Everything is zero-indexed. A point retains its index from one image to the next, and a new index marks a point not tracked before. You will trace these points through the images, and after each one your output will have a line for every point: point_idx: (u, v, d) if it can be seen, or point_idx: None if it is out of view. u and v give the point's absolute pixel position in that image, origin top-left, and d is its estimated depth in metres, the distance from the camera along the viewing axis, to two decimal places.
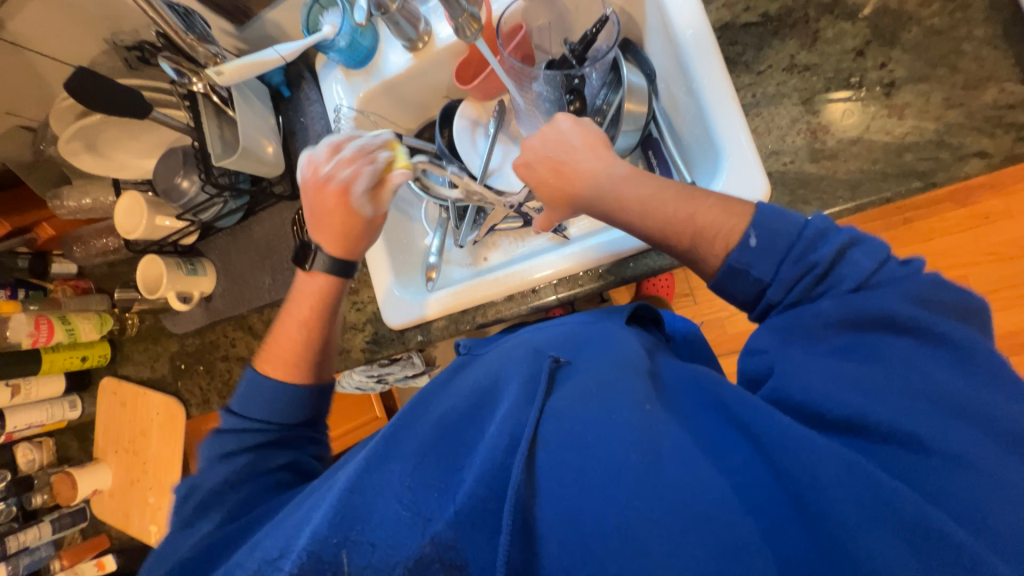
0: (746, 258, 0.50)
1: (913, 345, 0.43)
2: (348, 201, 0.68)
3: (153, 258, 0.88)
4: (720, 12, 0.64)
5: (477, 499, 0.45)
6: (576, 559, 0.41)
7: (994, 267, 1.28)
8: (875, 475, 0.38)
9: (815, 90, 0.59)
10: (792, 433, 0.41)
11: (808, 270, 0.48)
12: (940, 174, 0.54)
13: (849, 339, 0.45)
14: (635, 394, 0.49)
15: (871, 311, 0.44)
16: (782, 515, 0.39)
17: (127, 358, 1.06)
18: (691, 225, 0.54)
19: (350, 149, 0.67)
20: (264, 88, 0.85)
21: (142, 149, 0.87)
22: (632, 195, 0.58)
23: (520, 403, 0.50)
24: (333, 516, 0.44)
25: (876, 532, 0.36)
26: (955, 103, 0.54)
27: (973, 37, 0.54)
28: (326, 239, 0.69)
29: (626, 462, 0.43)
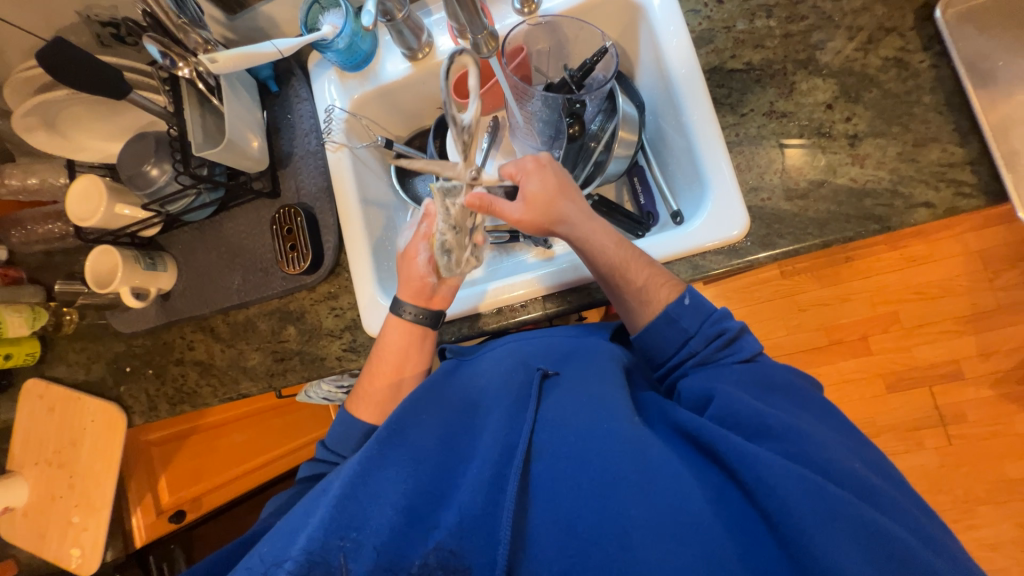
0: (678, 312, 0.63)
1: (806, 407, 0.56)
2: (416, 263, 0.70)
3: (107, 249, 0.80)
4: (709, 56, 0.69)
5: (474, 508, 0.49)
6: (565, 560, 0.46)
7: (921, 305, 1.42)
8: (827, 487, 0.45)
9: (790, 135, 0.65)
10: (750, 451, 0.47)
11: (720, 333, 0.62)
12: (895, 219, 0.61)
13: (757, 381, 0.57)
14: (620, 409, 0.54)
15: (770, 378, 0.58)
16: (748, 523, 0.46)
17: (60, 358, 0.95)
18: (644, 276, 0.64)
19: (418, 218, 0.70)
20: (253, 82, 0.81)
21: (107, 131, 0.81)
22: (597, 245, 0.66)
23: (513, 418, 0.56)
24: (331, 520, 0.47)
25: (834, 537, 0.42)
26: (908, 157, 0.61)
27: (922, 102, 0.62)
28: (406, 296, 0.72)
29: (618, 475, 0.48)
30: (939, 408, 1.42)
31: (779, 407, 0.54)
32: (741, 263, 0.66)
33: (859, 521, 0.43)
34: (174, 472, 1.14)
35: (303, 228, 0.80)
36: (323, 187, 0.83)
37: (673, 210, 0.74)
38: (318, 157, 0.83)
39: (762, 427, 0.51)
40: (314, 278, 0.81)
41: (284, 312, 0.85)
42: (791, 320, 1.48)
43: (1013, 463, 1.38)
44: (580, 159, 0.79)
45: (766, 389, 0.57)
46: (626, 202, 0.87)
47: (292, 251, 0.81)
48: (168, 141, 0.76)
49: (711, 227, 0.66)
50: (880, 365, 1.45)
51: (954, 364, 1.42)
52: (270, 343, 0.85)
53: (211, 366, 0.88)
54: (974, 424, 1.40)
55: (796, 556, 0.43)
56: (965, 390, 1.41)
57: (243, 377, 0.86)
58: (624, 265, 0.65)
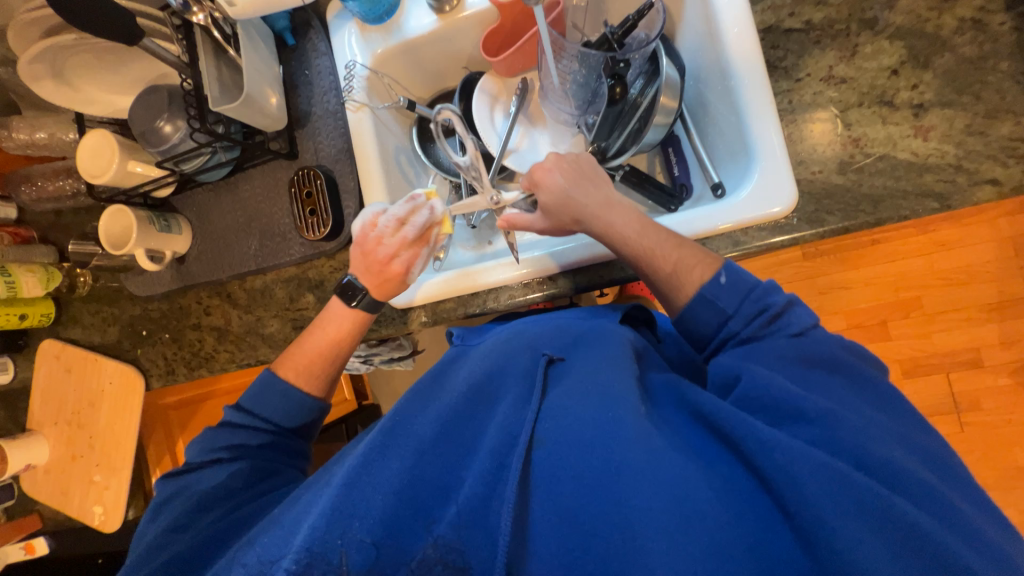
0: (715, 292, 0.58)
1: (848, 385, 0.51)
2: (389, 255, 0.68)
3: (120, 209, 0.78)
4: (765, 14, 0.64)
5: (476, 499, 0.48)
6: (568, 551, 0.44)
7: (945, 291, 1.39)
8: (852, 475, 0.42)
9: (849, 103, 0.61)
10: (773, 439, 0.44)
11: (762, 310, 0.56)
12: (956, 197, 0.57)
13: (795, 367, 0.52)
14: (629, 396, 0.52)
15: (823, 356, 0.53)
16: (763, 514, 0.43)
17: (75, 320, 0.94)
18: (672, 262, 0.61)
19: (413, 232, 0.67)
20: (269, 34, 0.76)
21: (117, 83, 0.77)
22: (617, 234, 0.64)
23: (518, 406, 0.54)
24: (332, 511, 0.46)
25: (860, 537, 0.39)
26: (976, 130, 0.57)
27: (998, 69, 0.57)
28: (360, 273, 0.69)
29: (619, 462, 0.46)
30: (954, 395, 1.41)
31: (832, 398, 0.49)
32: (786, 239, 0.62)
33: (883, 505, 0.41)
34: (192, 436, 1.14)
35: (324, 192, 0.77)
36: (343, 149, 0.79)
37: (713, 181, 0.70)
38: (337, 117, 0.79)
39: (808, 411, 0.47)
40: (334, 244, 0.78)
41: (304, 280, 0.83)
42: (809, 303, 1.45)
43: None
44: (617, 126, 0.75)
45: (807, 371, 0.52)
46: (658, 173, 0.83)
47: (310, 215, 0.78)
48: (182, 95, 0.72)
49: (757, 200, 0.62)
50: (897, 350, 1.42)
51: (974, 351, 1.39)
52: (288, 310, 0.84)
53: (229, 332, 0.87)
54: (988, 412, 1.39)
55: (818, 553, 0.40)
56: (983, 378, 1.39)
57: (261, 343, 0.85)
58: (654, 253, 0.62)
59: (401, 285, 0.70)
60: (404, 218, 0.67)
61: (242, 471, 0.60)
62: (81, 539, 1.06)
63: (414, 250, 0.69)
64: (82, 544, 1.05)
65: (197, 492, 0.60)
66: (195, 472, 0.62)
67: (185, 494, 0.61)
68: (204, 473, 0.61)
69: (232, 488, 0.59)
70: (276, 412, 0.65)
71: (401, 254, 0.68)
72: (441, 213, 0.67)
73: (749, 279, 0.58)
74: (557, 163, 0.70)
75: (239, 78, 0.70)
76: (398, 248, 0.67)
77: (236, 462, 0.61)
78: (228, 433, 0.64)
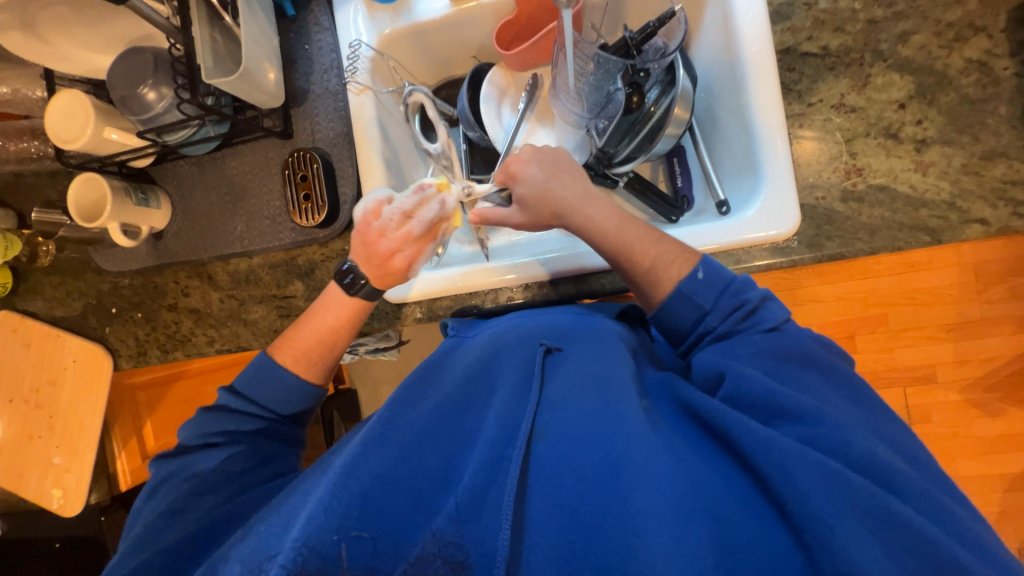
0: (693, 287, 0.59)
1: (829, 380, 0.52)
2: (395, 246, 0.64)
3: (93, 177, 0.72)
4: (784, 35, 0.64)
5: (475, 491, 0.47)
6: (567, 546, 0.45)
7: (911, 309, 1.46)
8: (850, 476, 0.43)
9: (857, 132, 0.62)
10: (773, 440, 0.45)
11: (740, 305, 0.58)
12: (947, 233, 0.59)
13: (771, 360, 0.54)
14: (629, 390, 0.52)
15: (796, 348, 0.54)
16: (760, 509, 0.44)
17: (35, 292, 0.88)
18: (651, 257, 0.61)
19: (423, 227, 0.64)
20: (267, 2, 0.71)
21: (93, 40, 0.70)
22: (597, 228, 0.64)
23: (516, 397, 0.54)
24: (329, 501, 0.45)
25: (858, 533, 0.40)
26: (971, 170, 0.59)
27: (998, 112, 0.59)
28: (361, 262, 0.65)
29: (620, 457, 0.47)
30: (908, 407, 1.50)
31: (812, 394, 0.50)
32: (785, 262, 0.64)
33: (874, 506, 0.42)
34: (160, 417, 1.09)
35: (320, 176, 0.73)
36: (342, 133, 0.75)
37: (718, 199, 0.70)
38: (337, 98, 0.75)
39: (812, 415, 0.48)
40: (327, 233, 0.75)
41: (292, 266, 0.79)
42: None
43: (964, 461, 1.49)
44: (628, 135, 0.74)
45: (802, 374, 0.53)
46: (660, 182, 0.83)
47: (305, 201, 0.74)
48: (169, 61, 0.66)
49: (761, 218, 0.63)
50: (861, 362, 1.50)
51: (930, 368, 1.48)
52: (274, 296, 0.80)
53: (208, 315, 0.82)
54: (937, 424, 1.49)
55: (811, 550, 0.41)
56: (935, 393, 1.49)
57: (243, 329, 0.81)
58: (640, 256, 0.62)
59: (402, 278, 0.67)
60: (413, 211, 0.63)
61: (229, 465, 0.59)
62: (38, 520, 1.01)
63: (420, 244, 0.65)
64: (39, 526, 1.00)
65: (177, 484, 0.58)
66: (186, 456, 0.60)
67: (164, 486, 0.58)
68: (185, 465, 0.59)
69: (215, 483, 0.57)
70: (265, 406, 0.63)
71: (404, 249, 0.65)
72: (452, 207, 0.65)
73: (725, 274, 0.59)
74: (530, 156, 0.70)
75: (235, 49, 0.66)
76: (404, 243, 0.64)
77: (219, 455, 0.59)
78: (210, 425, 0.61)
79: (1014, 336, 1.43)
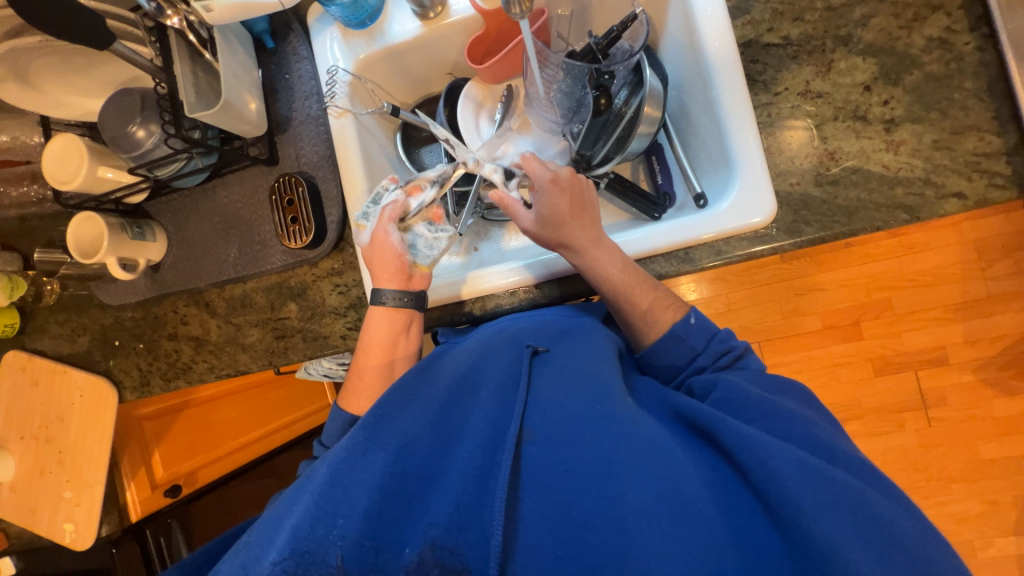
0: (685, 330, 0.62)
1: (814, 408, 0.56)
2: (391, 246, 0.68)
3: (91, 215, 0.75)
4: (745, 29, 0.66)
5: (468, 499, 0.48)
6: (560, 545, 0.45)
7: (914, 291, 1.44)
8: (828, 472, 0.43)
9: (825, 117, 0.63)
10: (752, 437, 0.45)
11: (727, 351, 0.61)
12: (924, 209, 0.59)
13: (762, 378, 0.58)
14: (616, 391, 0.53)
15: (779, 380, 0.58)
16: (745, 507, 0.44)
17: (42, 330, 0.90)
18: (649, 300, 0.63)
19: (384, 207, 0.69)
20: (247, 37, 0.75)
21: (85, 85, 0.74)
22: (601, 272, 0.63)
23: (505, 399, 0.54)
24: (316, 511, 0.45)
25: (837, 523, 0.40)
26: (943, 146, 0.59)
27: (963, 87, 0.60)
28: (384, 283, 0.69)
29: (611, 458, 0.47)
30: (922, 391, 1.46)
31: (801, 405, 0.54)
32: (765, 249, 0.64)
33: (860, 506, 0.42)
34: (167, 447, 1.12)
35: (306, 199, 0.75)
36: (326, 155, 0.77)
37: (695, 191, 0.71)
38: (319, 123, 0.77)
39: (790, 419, 0.50)
40: (317, 253, 0.77)
41: (285, 288, 0.81)
42: (786, 304, 1.49)
43: (986, 444, 1.44)
44: (602, 136, 0.75)
45: (777, 387, 0.57)
46: (641, 181, 0.84)
47: (292, 223, 0.77)
48: (156, 99, 0.69)
49: (738, 209, 0.63)
50: (869, 349, 1.47)
51: (940, 350, 1.45)
52: (269, 319, 0.82)
53: (207, 342, 0.84)
54: (953, 408, 1.45)
55: (788, 529, 0.41)
56: (948, 375, 1.45)
57: (241, 353, 0.83)
58: (625, 291, 0.62)
59: (400, 261, 0.68)
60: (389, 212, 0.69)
61: None
62: (54, 556, 1.02)
63: (390, 225, 0.68)
64: (54, 562, 1.02)
65: None
66: None
67: None
68: None
69: None
70: None
71: (389, 229, 0.68)
72: (403, 196, 0.68)
73: (710, 328, 0.63)
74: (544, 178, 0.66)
75: (216, 83, 0.69)
76: (376, 228, 0.68)
77: None
78: None
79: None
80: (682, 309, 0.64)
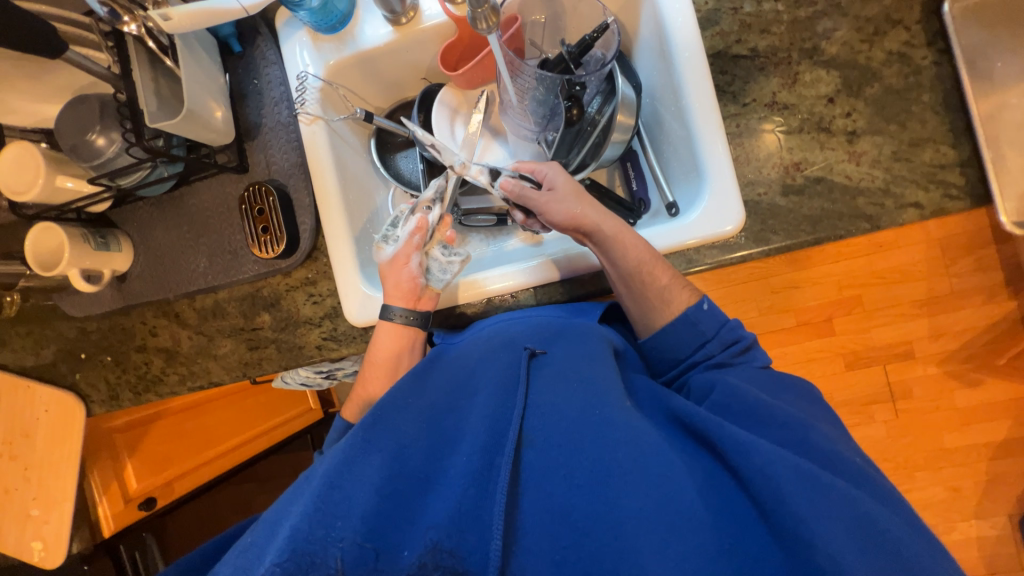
0: (697, 315, 0.63)
1: (816, 407, 0.58)
2: (407, 268, 0.70)
3: (50, 226, 0.73)
4: (714, 39, 0.66)
5: (467, 504, 0.47)
6: (559, 549, 0.45)
7: (883, 289, 1.48)
8: (821, 479, 0.44)
9: (791, 127, 0.64)
10: (750, 443, 0.46)
11: (738, 340, 0.62)
12: (884, 219, 0.62)
13: (762, 378, 0.59)
14: (614, 394, 0.53)
15: (779, 376, 0.60)
16: (742, 512, 0.45)
17: (3, 343, 0.88)
18: (666, 277, 0.63)
19: (408, 229, 0.71)
20: (212, 41, 0.73)
21: (40, 90, 0.71)
22: (625, 245, 0.63)
23: (504, 402, 0.54)
24: (314, 512, 0.44)
25: (829, 529, 0.41)
26: (902, 157, 0.61)
27: (920, 100, 0.62)
28: (394, 301, 0.69)
29: (609, 463, 0.47)
30: (890, 384, 1.52)
31: (795, 408, 0.56)
32: (734, 258, 0.65)
33: (855, 515, 0.43)
34: (142, 459, 1.09)
35: (276, 209, 0.74)
36: (297, 163, 0.76)
37: (668, 201, 0.72)
38: (290, 130, 0.76)
39: (794, 426, 0.51)
40: (289, 262, 0.76)
41: (258, 298, 0.79)
42: (763, 302, 1.53)
43: (949, 433, 1.51)
44: (576, 144, 0.76)
45: (775, 386, 0.59)
46: (617, 187, 0.85)
47: (264, 233, 0.75)
48: (116, 106, 0.67)
49: (710, 218, 0.64)
50: (840, 344, 1.52)
51: (907, 344, 1.50)
52: (242, 329, 0.80)
53: (178, 353, 0.82)
54: (919, 399, 1.51)
55: (788, 542, 0.42)
56: (915, 369, 1.51)
57: (214, 365, 0.81)
58: (642, 268, 0.62)
59: (416, 282, 0.70)
60: (417, 231, 0.71)
61: None
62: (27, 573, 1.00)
63: (413, 248, 0.70)
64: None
65: None
66: None
67: None
68: None
69: None
70: None
71: (410, 251, 0.70)
72: (423, 217, 0.71)
73: (720, 317, 0.63)
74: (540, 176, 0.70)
75: (178, 90, 0.67)
76: (399, 251, 0.70)
77: None
78: None
79: (986, 306, 1.45)
80: (694, 293, 0.65)
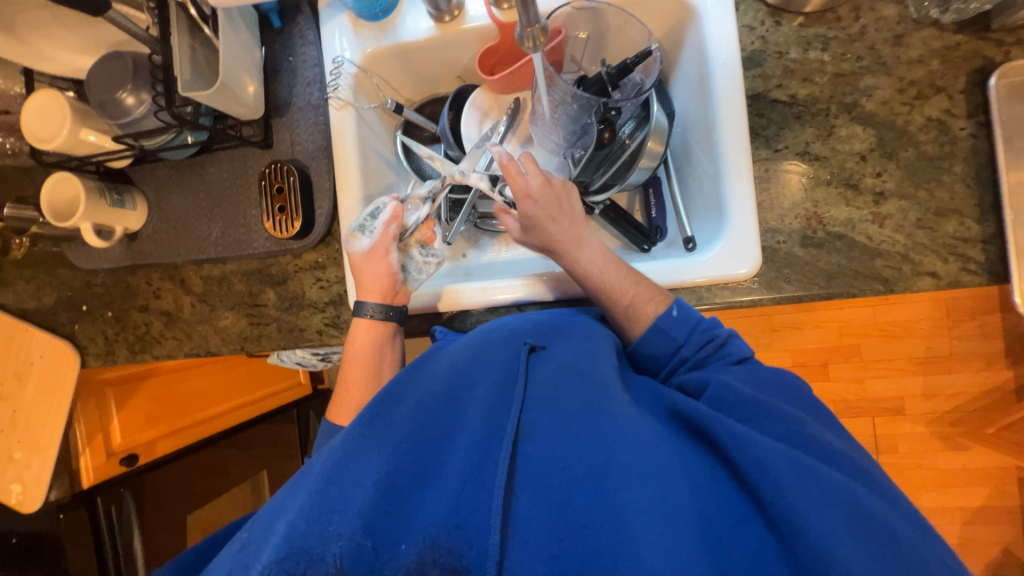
0: (668, 323, 0.60)
1: (812, 401, 0.55)
2: (385, 263, 0.70)
3: (68, 176, 0.72)
4: (755, 81, 0.66)
5: (465, 494, 0.46)
6: (556, 543, 0.42)
7: (883, 341, 1.48)
8: (820, 471, 0.43)
9: (820, 180, 0.64)
10: (747, 436, 0.44)
11: (710, 339, 0.59)
12: (898, 284, 0.61)
13: (747, 374, 0.56)
14: (612, 387, 0.52)
15: (764, 371, 0.57)
16: (740, 506, 0.43)
17: (6, 284, 0.88)
18: (628, 296, 0.62)
19: (380, 225, 0.71)
20: (254, 15, 0.72)
21: (75, 41, 0.70)
22: (581, 269, 0.66)
23: (501, 394, 0.53)
24: (312, 508, 0.44)
25: (833, 527, 0.39)
26: (925, 225, 0.61)
27: (953, 171, 0.61)
28: (369, 296, 0.70)
29: (606, 457, 0.46)
30: (876, 437, 1.52)
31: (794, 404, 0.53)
32: (745, 301, 0.65)
33: (854, 508, 0.41)
34: (128, 415, 1.09)
35: (296, 190, 0.74)
36: (322, 147, 0.76)
37: (686, 235, 0.72)
38: (318, 112, 0.75)
39: (794, 426, 0.48)
40: (301, 245, 0.76)
41: (265, 275, 0.79)
42: (762, 338, 1.53)
43: (928, 492, 1.52)
44: (602, 166, 0.75)
45: (762, 382, 0.55)
46: (636, 211, 0.84)
47: (280, 212, 0.75)
48: (149, 67, 0.67)
49: (724, 261, 0.64)
50: (833, 390, 1.52)
51: (899, 400, 1.50)
52: (245, 303, 0.80)
53: (178, 319, 0.82)
54: (902, 455, 1.52)
55: (794, 544, 0.39)
56: (903, 425, 1.51)
57: (213, 335, 0.82)
58: (599, 289, 0.64)
59: (389, 278, 0.70)
60: (388, 228, 0.71)
61: None
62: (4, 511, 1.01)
63: (385, 243, 0.70)
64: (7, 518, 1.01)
65: None
66: None
67: None
68: None
69: None
70: None
71: (384, 243, 0.70)
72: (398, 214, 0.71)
73: (692, 317, 0.60)
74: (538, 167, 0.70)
75: (214, 61, 0.67)
76: (373, 244, 0.70)
77: None
78: None
79: (982, 373, 1.45)
80: (668, 303, 0.62)
